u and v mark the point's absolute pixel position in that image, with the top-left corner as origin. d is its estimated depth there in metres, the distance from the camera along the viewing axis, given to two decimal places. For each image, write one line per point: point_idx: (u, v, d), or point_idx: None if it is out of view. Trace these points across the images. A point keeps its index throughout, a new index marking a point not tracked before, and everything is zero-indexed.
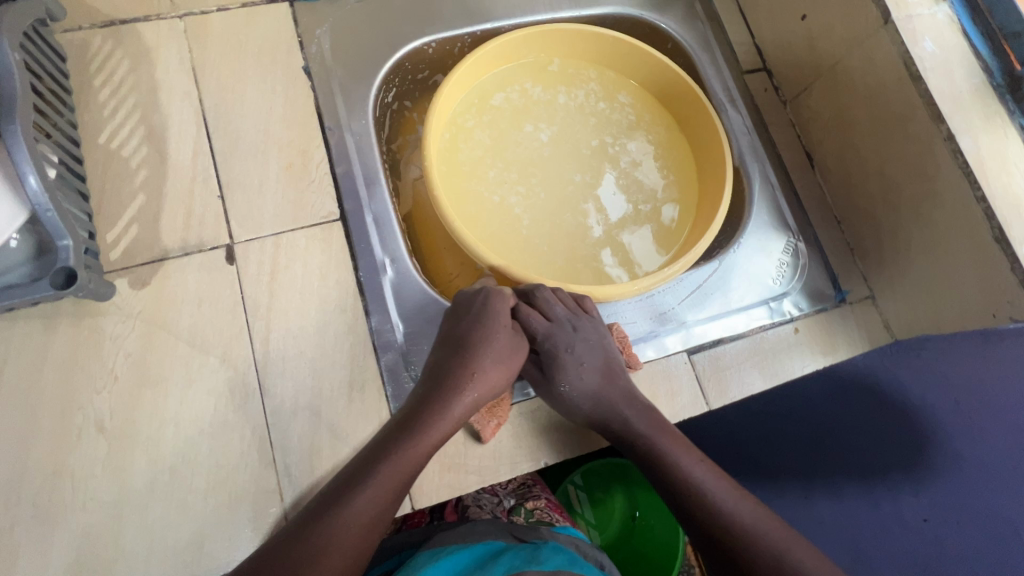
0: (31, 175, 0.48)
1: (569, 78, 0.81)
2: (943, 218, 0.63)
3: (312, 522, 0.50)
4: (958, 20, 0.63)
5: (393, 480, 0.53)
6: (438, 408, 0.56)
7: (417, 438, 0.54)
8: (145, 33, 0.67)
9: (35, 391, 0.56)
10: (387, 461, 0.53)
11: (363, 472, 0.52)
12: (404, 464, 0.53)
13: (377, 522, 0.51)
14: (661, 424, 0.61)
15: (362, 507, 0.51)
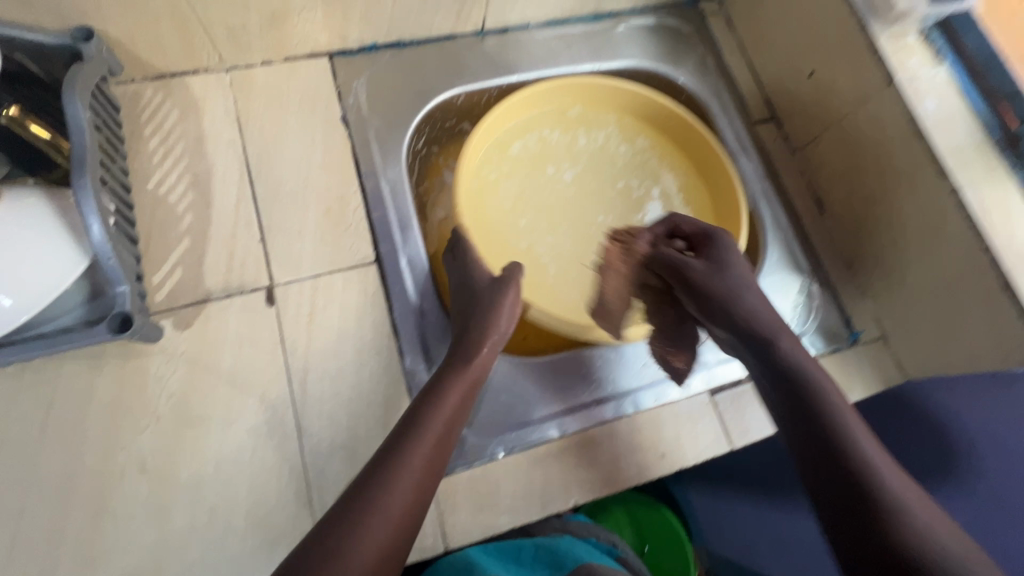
0: (94, 223, 0.51)
1: (589, 122, 0.85)
2: (953, 268, 0.66)
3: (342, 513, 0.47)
4: (957, 81, 0.67)
5: (416, 477, 0.51)
6: (446, 399, 0.56)
7: (432, 428, 0.54)
8: (193, 84, 0.71)
9: (81, 431, 0.57)
10: (408, 455, 0.51)
11: (385, 470, 0.50)
12: (424, 459, 0.52)
13: (404, 524, 0.49)
14: (795, 362, 0.58)
15: (389, 506, 0.48)
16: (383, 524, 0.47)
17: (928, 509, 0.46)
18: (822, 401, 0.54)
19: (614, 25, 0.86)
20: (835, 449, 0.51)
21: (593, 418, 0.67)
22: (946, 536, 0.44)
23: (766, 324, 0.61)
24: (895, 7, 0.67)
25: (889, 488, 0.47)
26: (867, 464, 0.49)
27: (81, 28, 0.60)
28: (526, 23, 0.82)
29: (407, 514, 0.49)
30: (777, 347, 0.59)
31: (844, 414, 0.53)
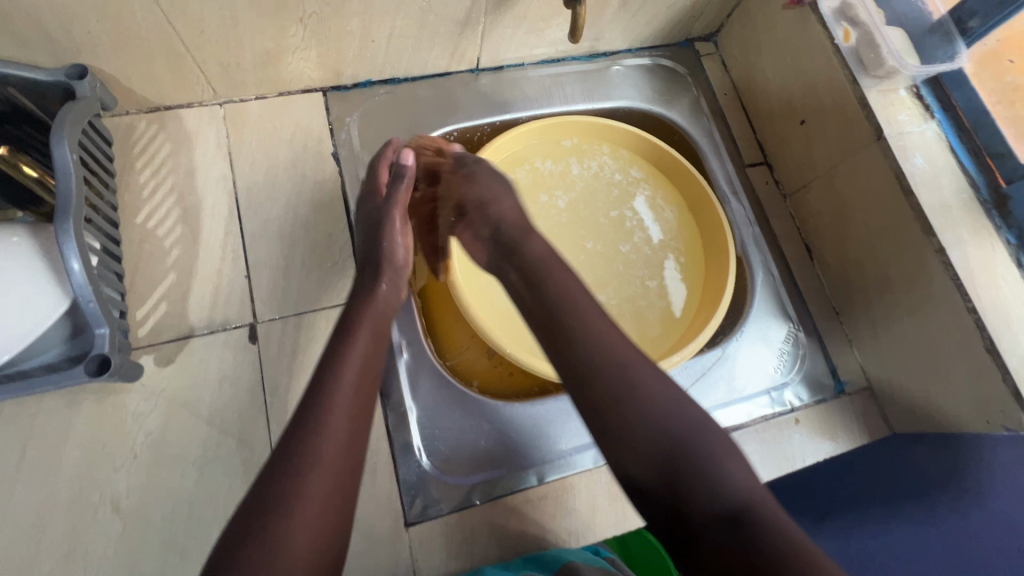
0: (75, 263, 0.52)
1: (582, 152, 0.84)
2: (938, 324, 0.65)
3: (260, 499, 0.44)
4: (946, 137, 0.68)
5: (334, 467, 0.47)
6: (345, 374, 0.51)
7: (338, 411, 0.49)
8: (188, 118, 0.71)
9: (56, 469, 0.57)
10: (315, 444, 0.47)
11: (298, 465, 0.45)
12: (337, 446, 0.47)
13: (332, 501, 0.46)
14: (569, 299, 0.56)
15: (314, 503, 0.45)
16: (312, 523, 0.44)
17: (699, 427, 0.49)
18: (591, 339, 0.53)
19: (609, 64, 0.87)
20: (608, 385, 0.50)
21: (572, 467, 0.66)
22: (720, 457, 0.47)
23: (549, 263, 0.59)
24: (885, 63, 0.68)
25: (658, 420, 0.49)
26: (626, 390, 0.50)
27: (76, 65, 0.60)
28: (521, 62, 0.83)
29: (335, 509, 0.46)
30: (551, 288, 0.57)
31: (616, 348, 0.52)
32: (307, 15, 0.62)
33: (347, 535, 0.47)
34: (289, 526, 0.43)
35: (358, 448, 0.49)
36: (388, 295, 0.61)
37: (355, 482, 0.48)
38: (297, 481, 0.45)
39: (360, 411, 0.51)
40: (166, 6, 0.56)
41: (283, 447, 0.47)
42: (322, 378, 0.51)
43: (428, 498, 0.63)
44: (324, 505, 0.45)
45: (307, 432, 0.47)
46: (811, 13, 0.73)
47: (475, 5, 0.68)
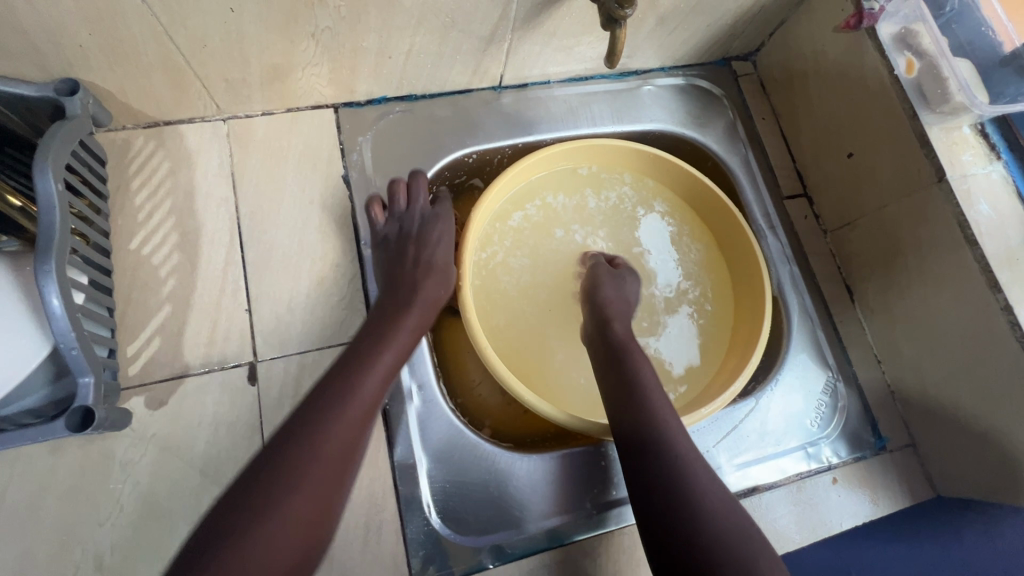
0: (54, 298, 0.48)
1: (599, 182, 0.79)
2: (998, 386, 0.60)
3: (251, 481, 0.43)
4: (1013, 182, 0.62)
5: (328, 471, 0.44)
6: (364, 382, 0.50)
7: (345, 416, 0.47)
8: (188, 135, 0.66)
9: (36, 523, 0.53)
10: (317, 447, 0.45)
11: (291, 466, 0.43)
12: (338, 451, 0.46)
13: (316, 507, 0.43)
14: (640, 380, 0.59)
15: (301, 506, 0.42)
16: (294, 527, 0.41)
17: (734, 513, 0.49)
18: (655, 415, 0.55)
19: (641, 84, 0.81)
20: (659, 459, 0.52)
21: (595, 528, 0.62)
22: (749, 541, 0.47)
23: (627, 346, 0.63)
24: (952, 99, 0.62)
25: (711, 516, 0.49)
26: (677, 464, 0.52)
27: (65, 80, 0.55)
28: (547, 79, 0.77)
29: (320, 514, 0.43)
30: (631, 367, 0.60)
31: (670, 427, 0.55)
32: (319, 30, 0.57)
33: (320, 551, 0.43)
34: (267, 526, 0.40)
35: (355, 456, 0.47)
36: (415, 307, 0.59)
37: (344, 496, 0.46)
38: (289, 482, 0.42)
39: (367, 419, 0.49)
40: (165, 19, 0.51)
41: (280, 443, 0.45)
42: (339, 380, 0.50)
43: (438, 559, 0.58)
44: (311, 508, 0.43)
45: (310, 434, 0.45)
46: (867, 38, 0.67)
47: (501, 22, 0.63)
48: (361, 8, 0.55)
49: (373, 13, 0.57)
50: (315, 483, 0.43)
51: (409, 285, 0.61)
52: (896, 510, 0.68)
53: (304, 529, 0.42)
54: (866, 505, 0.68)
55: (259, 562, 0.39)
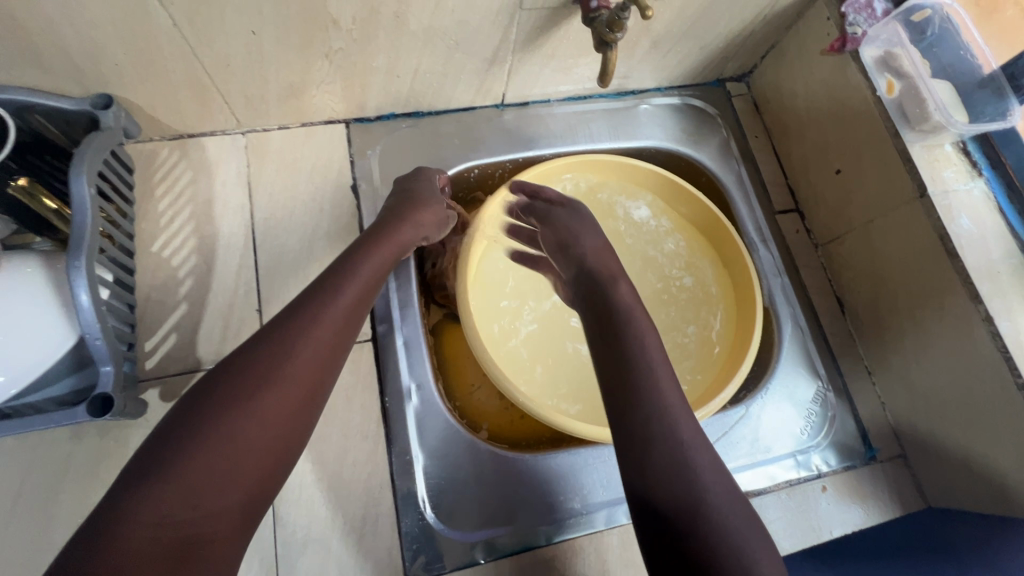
0: (83, 294, 0.52)
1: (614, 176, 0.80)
2: (984, 395, 0.61)
3: (212, 390, 0.44)
4: (994, 197, 0.64)
5: (286, 399, 0.45)
6: (336, 298, 0.51)
7: (310, 346, 0.48)
8: (209, 147, 0.71)
9: (54, 505, 0.56)
10: (279, 373, 0.46)
11: (250, 388, 0.44)
12: (307, 361, 0.47)
13: (281, 419, 0.45)
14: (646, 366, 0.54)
15: (259, 431, 0.43)
16: (249, 448, 0.43)
17: (735, 505, 0.46)
18: (659, 403, 0.51)
19: (637, 102, 0.84)
20: (657, 445, 0.48)
21: (584, 528, 0.63)
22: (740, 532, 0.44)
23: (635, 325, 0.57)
24: (931, 118, 0.65)
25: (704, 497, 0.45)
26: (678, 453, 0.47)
27: (101, 95, 0.60)
28: (547, 98, 0.81)
29: (290, 418, 0.46)
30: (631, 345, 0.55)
31: (678, 416, 0.50)
32: (333, 50, 0.62)
33: (280, 459, 0.45)
34: (222, 439, 0.42)
35: (318, 387, 0.48)
36: (386, 248, 0.59)
37: (307, 410, 0.47)
38: (247, 407, 0.43)
39: (333, 348, 0.50)
40: (193, 40, 0.56)
41: (237, 367, 0.45)
42: (305, 308, 0.50)
43: (431, 553, 0.60)
44: (270, 432, 0.44)
45: (272, 358, 0.46)
46: (850, 61, 0.70)
47: (503, 44, 0.67)
48: (372, 31, 0.60)
49: (383, 36, 0.61)
50: (273, 407, 0.44)
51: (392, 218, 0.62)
52: (886, 520, 0.69)
53: (262, 451, 0.43)
54: (855, 513, 0.69)
55: (212, 474, 0.40)
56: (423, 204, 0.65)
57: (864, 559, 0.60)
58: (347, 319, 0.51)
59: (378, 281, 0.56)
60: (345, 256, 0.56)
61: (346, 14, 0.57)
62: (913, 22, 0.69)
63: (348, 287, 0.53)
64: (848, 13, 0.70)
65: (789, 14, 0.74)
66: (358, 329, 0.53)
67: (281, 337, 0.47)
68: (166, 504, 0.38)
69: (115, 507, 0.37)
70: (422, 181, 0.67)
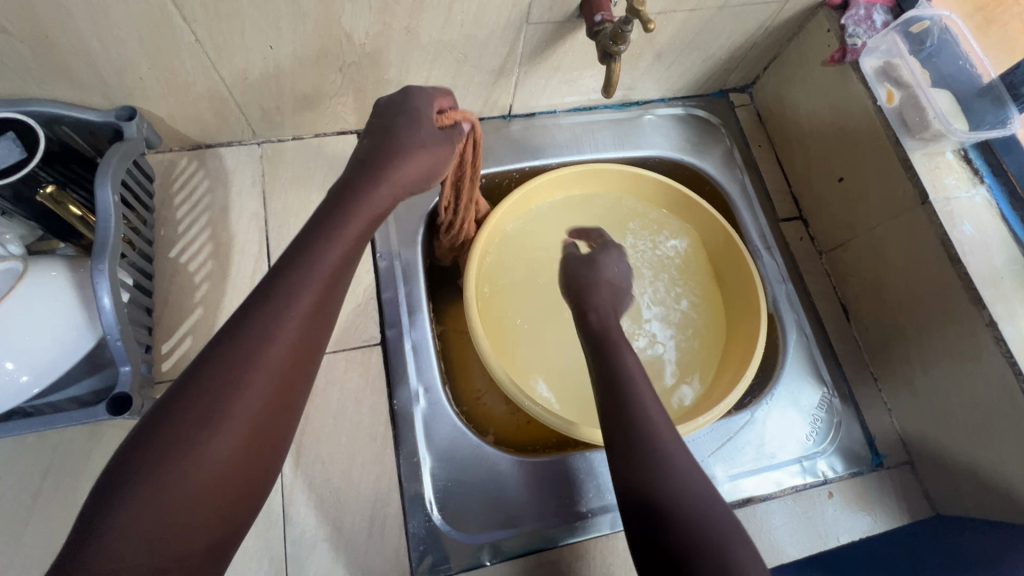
0: (106, 297, 0.54)
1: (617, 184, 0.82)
2: (990, 400, 0.61)
3: (163, 418, 0.39)
4: (996, 204, 0.65)
5: (248, 423, 0.41)
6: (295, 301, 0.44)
7: (273, 359, 0.43)
8: (226, 157, 0.73)
9: (73, 502, 0.58)
10: (238, 398, 0.41)
11: (204, 417, 0.40)
12: (269, 378, 0.42)
13: (246, 446, 0.41)
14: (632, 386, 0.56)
15: (221, 463, 0.40)
16: (212, 481, 0.39)
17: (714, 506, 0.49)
18: (646, 419, 0.53)
19: (642, 113, 0.86)
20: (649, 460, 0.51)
21: (589, 531, 0.64)
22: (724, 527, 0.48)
23: (616, 345, 0.61)
24: (930, 126, 0.66)
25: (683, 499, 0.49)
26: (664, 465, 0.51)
27: (125, 107, 0.62)
28: (553, 109, 0.83)
29: (256, 441, 0.42)
30: (613, 357, 0.59)
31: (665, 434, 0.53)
32: (346, 64, 0.64)
33: (248, 482, 0.42)
34: (178, 477, 0.38)
35: (286, 402, 0.44)
36: (359, 218, 0.49)
37: (277, 428, 0.43)
38: (207, 436, 0.39)
39: (300, 357, 0.44)
40: (214, 55, 0.58)
41: (192, 387, 0.40)
42: (261, 314, 0.43)
43: (438, 554, 0.61)
44: (237, 457, 0.41)
45: (231, 376, 0.41)
46: (851, 71, 0.72)
47: (510, 57, 0.69)
48: (384, 45, 0.63)
49: (395, 50, 0.64)
50: (234, 435, 0.40)
51: (362, 178, 0.50)
52: (894, 527, 0.69)
53: (230, 478, 0.40)
54: (863, 521, 0.69)
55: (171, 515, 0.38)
56: (406, 152, 0.51)
57: (871, 563, 0.60)
58: (312, 320, 0.45)
59: (347, 269, 0.48)
60: (304, 239, 0.47)
61: (359, 29, 0.59)
62: (913, 33, 0.71)
63: (309, 283, 0.45)
64: (848, 25, 0.71)
65: (790, 27, 0.76)
66: (326, 328, 0.47)
67: (238, 351, 0.42)
68: (131, 550, 0.36)
69: (73, 559, 0.35)
70: (401, 117, 0.53)
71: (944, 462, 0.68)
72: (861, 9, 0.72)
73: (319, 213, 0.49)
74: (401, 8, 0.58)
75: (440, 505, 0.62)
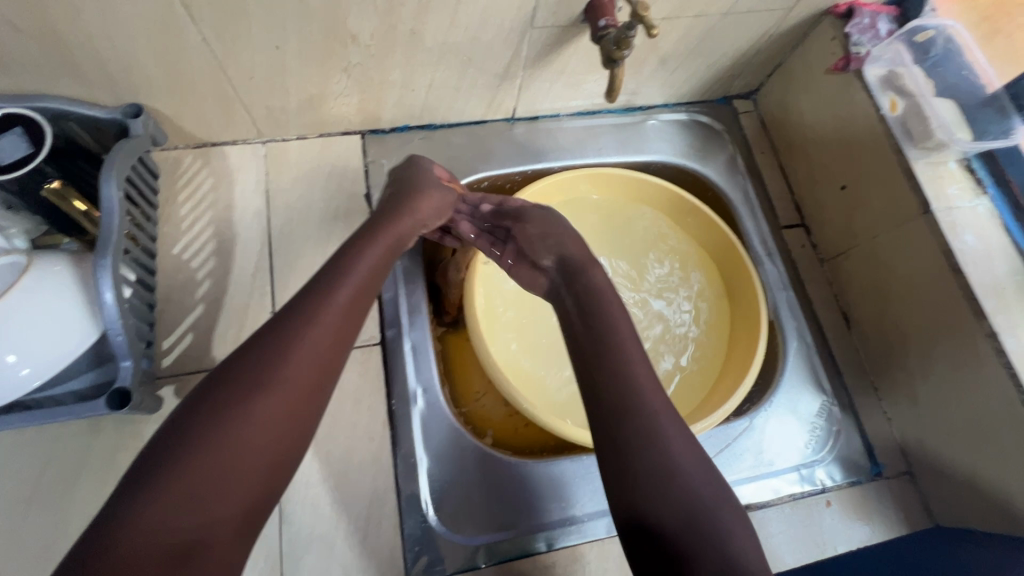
0: (108, 293, 0.54)
1: (618, 188, 0.81)
2: (991, 410, 0.61)
3: (211, 393, 0.43)
4: (999, 214, 0.65)
5: (285, 400, 0.44)
6: (332, 296, 0.50)
7: (309, 347, 0.47)
8: (231, 155, 0.74)
9: (69, 496, 0.58)
10: (277, 376, 0.44)
11: (248, 390, 0.43)
12: (307, 360, 0.46)
13: (281, 421, 0.44)
14: (626, 378, 0.51)
15: (258, 434, 0.42)
16: (249, 450, 0.41)
17: (711, 484, 0.46)
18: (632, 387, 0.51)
19: (645, 118, 0.86)
20: (650, 469, 0.46)
21: (585, 536, 0.64)
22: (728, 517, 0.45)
23: (618, 341, 0.55)
24: (934, 136, 0.66)
25: (675, 474, 0.46)
26: (652, 435, 0.48)
27: (132, 104, 0.63)
28: (556, 113, 0.83)
29: (291, 417, 0.44)
30: (604, 324, 0.56)
31: (667, 431, 0.48)
32: (351, 65, 0.64)
33: (280, 460, 0.43)
34: (219, 442, 0.40)
35: (319, 386, 0.47)
36: (381, 243, 0.57)
37: (314, 411, 0.46)
38: (248, 409, 0.42)
39: (337, 342, 0.49)
40: (220, 54, 0.59)
41: (239, 366, 0.45)
42: (304, 306, 0.49)
43: (434, 554, 0.61)
44: (273, 431, 0.43)
45: (270, 359, 0.45)
46: (855, 80, 0.72)
47: (514, 60, 0.70)
48: (389, 47, 0.63)
49: (399, 52, 0.64)
50: (272, 409, 0.43)
51: (393, 211, 0.61)
52: (892, 537, 0.68)
53: (266, 452, 0.42)
54: (860, 530, 0.68)
55: (208, 479, 0.39)
56: (424, 192, 0.63)
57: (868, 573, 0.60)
58: (347, 315, 0.50)
59: (377, 275, 0.55)
60: (342, 253, 0.55)
61: (365, 30, 0.60)
62: (917, 42, 0.71)
63: (345, 282, 0.52)
64: (853, 34, 0.71)
65: (794, 34, 0.76)
66: (360, 324, 0.52)
67: (278, 339, 0.46)
68: (165, 505, 0.37)
69: (112, 514, 0.36)
70: (417, 177, 0.65)
71: (945, 473, 0.68)
72: (866, 18, 0.71)
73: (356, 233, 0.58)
74: (407, 10, 0.58)
75: (435, 506, 0.62)
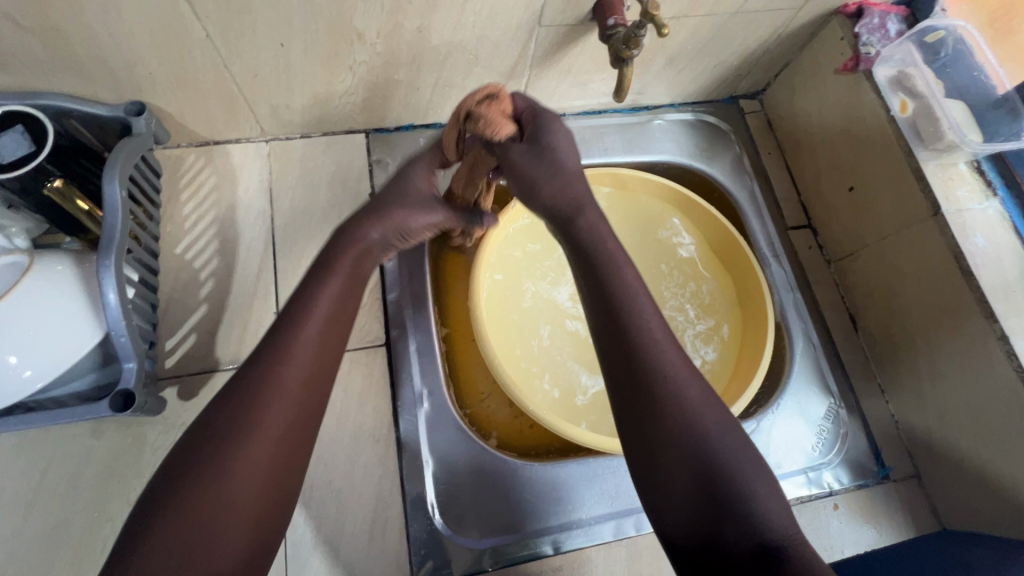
0: (111, 293, 0.54)
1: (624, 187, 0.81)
2: (1001, 413, 0.60)
3: (184, 459, 0.40)
4: (1009, 217, 0.65)
5: (264, 456, 0.42)
6: (300, 341, 0.46)
7: (281, 399, 0.43)
8: (234, 153, 0.73)
9: (71, 498, 0.58)
10: (252, 434, 0.42)
11: (222, 452, 0.40)
12: (280, 413, 0.43)
13: (263, 477, 0.42)
14: (638, 326, 0.47)
15: (240, 495, 0.40)
16: (234, 511, 0.40)
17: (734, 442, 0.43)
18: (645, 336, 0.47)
19: (652, 118, 0.85)
20: (665, 434, 0.43)
21: (592, 539, 0.63)
22: (753, 478, 0.42)
23: (623, 287, 0.49)
24: (944, 137, 0.65)
25: (694, 427, 0.43)
26: (669, 391, 0.44)
27: (135, 102, 0.62)
28: (562, 112, 0.83)
29: (272, 472, 0.42)
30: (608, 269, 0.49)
31: (682, 383, 0.45)
32: (356, 63, 0.64)
33: (266, 514, 0.42)
34: (200, 508, 0.39)
35: (298, 435, 0.44)
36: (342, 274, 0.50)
37: (295, 461, 0.44)
38: (230, 458, 0.40)
39: (310, 389, 0.45)
40: (224, 51, 0.58)
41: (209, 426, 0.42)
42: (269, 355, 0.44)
43: (439, 558, 0.60)
44: (256, 487, 0.41)
45: (245, 411, 0.42)
46: (864, 80, 0.71)
47: (521, 59, 0.69)
48: (395, 45, 0.62)
49: (406, 50, 0.63)
50: (252, 467, 0.41)
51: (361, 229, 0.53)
52: (899, 541, 0.68)
53: (250, 513, 0.41)
54: (867, 534, 0.68)
55: (196, 546, 0.38)
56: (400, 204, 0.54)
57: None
58: (315, 361, 0.46)
59: (343, 310, 0.50)
60: (302, 288, 0.49)
61: (371, 28, 0.59)
62: (927, 43, 0.71)
63: (309, 327, 0.47)
64: (862, 33, 0.71)
65: (802, 34, 0.76)
66: (333, 364, 0.48)
67: (249, 393, 0.43)
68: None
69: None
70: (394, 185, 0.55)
71: (953, 476, 0.67)
72: (875, 18, 0.71)
73: (319, 255, 0.52)
74: (413, 8, 0.58)
75: (441, 509, 0.62)
